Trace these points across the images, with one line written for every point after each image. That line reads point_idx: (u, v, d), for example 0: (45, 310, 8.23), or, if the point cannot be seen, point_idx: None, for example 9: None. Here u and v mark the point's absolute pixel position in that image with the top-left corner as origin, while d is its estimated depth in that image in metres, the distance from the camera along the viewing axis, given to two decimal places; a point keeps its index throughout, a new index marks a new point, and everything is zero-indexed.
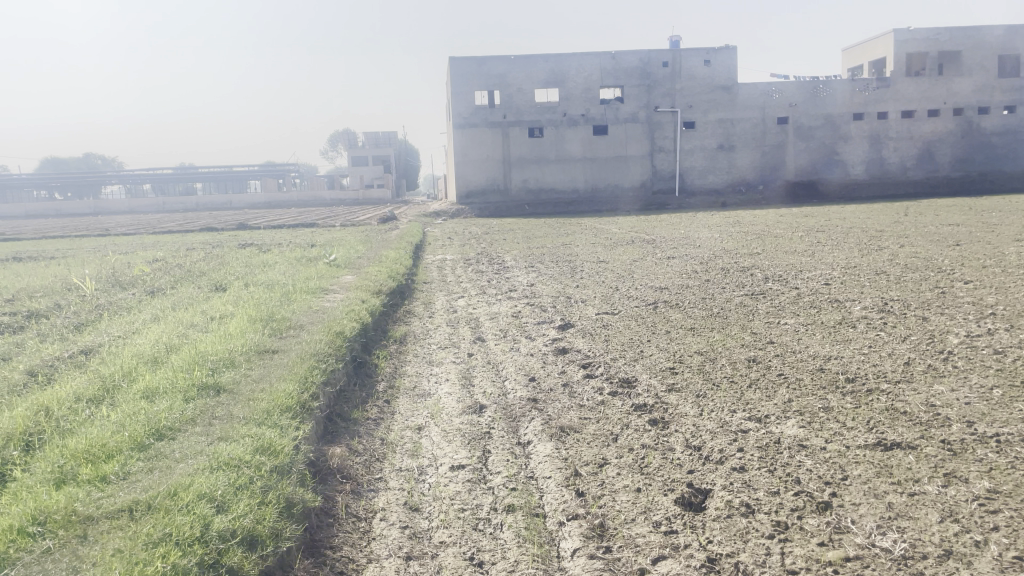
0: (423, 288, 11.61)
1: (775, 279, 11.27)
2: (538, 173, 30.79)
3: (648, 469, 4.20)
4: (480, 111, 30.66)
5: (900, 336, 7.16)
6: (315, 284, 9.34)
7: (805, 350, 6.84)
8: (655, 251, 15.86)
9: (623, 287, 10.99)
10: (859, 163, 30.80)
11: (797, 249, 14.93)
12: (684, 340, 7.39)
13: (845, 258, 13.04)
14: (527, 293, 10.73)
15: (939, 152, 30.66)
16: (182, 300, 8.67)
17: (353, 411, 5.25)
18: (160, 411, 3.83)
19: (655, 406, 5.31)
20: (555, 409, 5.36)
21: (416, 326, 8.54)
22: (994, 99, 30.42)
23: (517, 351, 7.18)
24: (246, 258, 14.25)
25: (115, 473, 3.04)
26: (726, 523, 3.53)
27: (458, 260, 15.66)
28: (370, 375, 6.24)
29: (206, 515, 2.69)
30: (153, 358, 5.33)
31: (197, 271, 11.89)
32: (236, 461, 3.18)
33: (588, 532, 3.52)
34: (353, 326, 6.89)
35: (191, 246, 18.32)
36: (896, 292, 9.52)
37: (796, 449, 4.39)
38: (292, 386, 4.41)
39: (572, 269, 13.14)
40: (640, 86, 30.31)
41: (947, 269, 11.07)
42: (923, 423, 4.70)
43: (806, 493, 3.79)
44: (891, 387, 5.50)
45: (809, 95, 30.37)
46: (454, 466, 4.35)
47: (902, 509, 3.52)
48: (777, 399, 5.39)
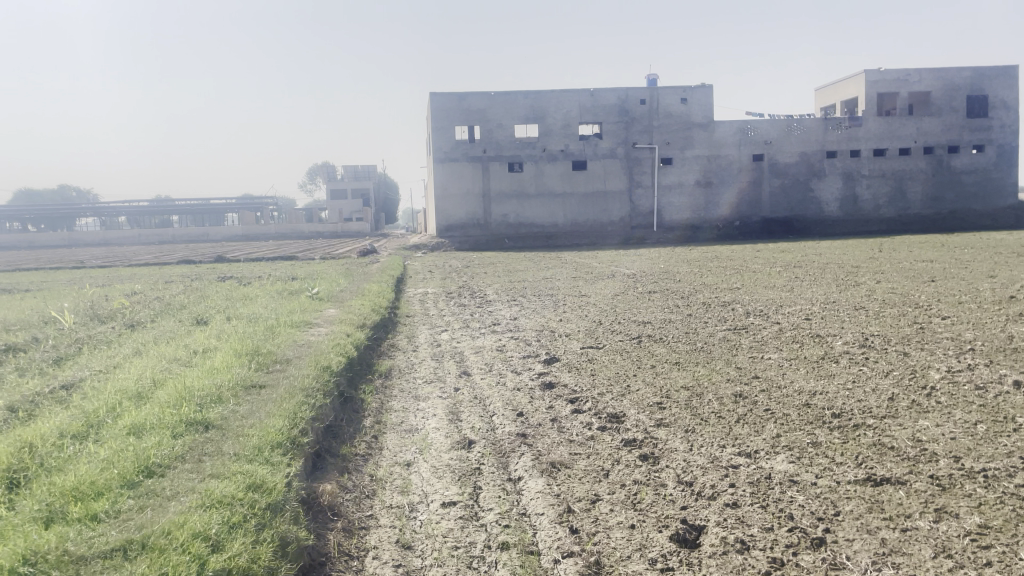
0: (405, 321, 11.58)
1: (756, 313, 11.38)
2: (518, 208, 30.96)
3: (641, 506, 4.18)
4: (460, 145, 30.83)
5: (883, 371, 7.24)
6: (298, 318, 9.28)
7: (791, 385, 6.88)
8: (635, 285, 15.96)
9: (606, 321, 11.04)
10: (834, 200, 31.32)
11: (777, 284, 15.09)
12: (670, 375, 7.42)
13: (824, 293, 13.20)
14: (511, 327, 10.74)
15: (911, 190, 31.28)
16: (163, 334, 8.56)
17: (342, 447, 5.19)
18: (149, 448, 3.76)
19: (645, 441, 5.31)
20: (544, 444, 5.34)
21: (400, 360, 8.50)
22: (963, 138, 31.17)
23: (503, 386, 7.16)
24: (227, 291, 14.13)
25: (106, 511, 2.98)
26: (722, 560, 3.53)
27: (439, 293, 15.64)
28: (356, 410, 6.19)
29: (202, 554, 2.65)
30: (137, 393, 5.24)
31: (177, 305, 11.77)
32: (230, 499, 3.13)
33: (584, 570, 3.49)
34: (339, 360, 6.84)
35: (169, 279, 18.12)
36: (876, 327, 9.64)
37: (786, 485, 4.41)
38: (281, 423, 4.36)
39: (555, 303, 13.18)
40: (618, 123, 30.71)
41: (924, 304, 11.24)
42: (910, 458, 4.74)
43: (800, 528, 3.80)
44: (877, 422, 5.54)
45: (783, 132, 30.94)
46: (445, 503, 4.31)
47: (895, 545, 3.54)
48: (766, 434, 5.41)
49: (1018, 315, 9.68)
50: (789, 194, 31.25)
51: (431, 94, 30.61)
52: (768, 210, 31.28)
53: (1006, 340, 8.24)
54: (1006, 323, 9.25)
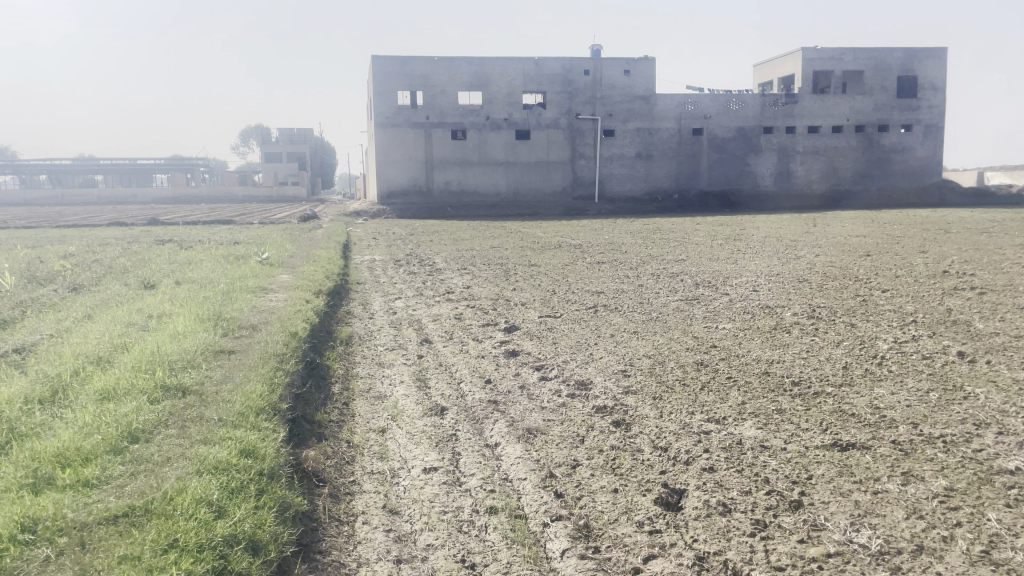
0: (357, 288, 11.42)
1: (705, 285, 11.57)
2: (461, 175, 30.70)
3: (621, 470, 4.26)
4: (403, 111, 30.35)
5: (834, 341, 7.50)
6: (253, 284, 9.06)
7: (748, 354, 7.07)
8: (583, 255, 16.06)
9: (560, 290, 11.09)
10: (770, 175, 32.03)
11: (722, 256, 15.37)
12: (630, 343, 7.54)
13: (768, 266, 13.52)
14: (465, 294, 10.74)
15: (843, 167, 32.19)
16: (111, 298, 8.27)
17: (316, 413, 5.13)
18: (128, 413, 3.65)
19: (615, 408, 5.39)
20: (517, 410, 5.36)
21: (358, 326, 8.40)
22: (893, 118, 32.18)
23: (467, 353, 7.14)
24: (169, 254, 13.69)
25: (97, 477, 2.90)
26: (707, 521, 3.62)
27: (387, 260, 15.46)
28: (323, 376, 6.11)
29: (209, 520, 2.61)
30: (101, 358, 5.08)
31: (120, 268, 11.33)
32: (225, 465, 3.10)
33: (574, 532, 3.54)
34: (303, 327, 6.74)
35: (104, 241, 17.42)
36: (822, 299, 9.93)
37: (758, 450, 4.55)
38: (261, 388, 4.30)
39: (506, 272, 13.18)
40: (562, 93, 30.69)
41: (864, 278, 11.63)
42: (870, 424, 4.95)
43: (777, 492, 3.93)
44: (836, 390, 5.77)
45: (723, 107, 31.41)
46: (426, 468, 4.30)
47: (869, 507, 3.69)
48: (731, 401, 5.56)
49: (953, 289, 10.08)
50: (728, 169, 31.81)
51: (373, 57, 29.99)
52: (706, 183, 31.79)
53: (946, 313, 8.58)
54: (943, 296, 9.62)
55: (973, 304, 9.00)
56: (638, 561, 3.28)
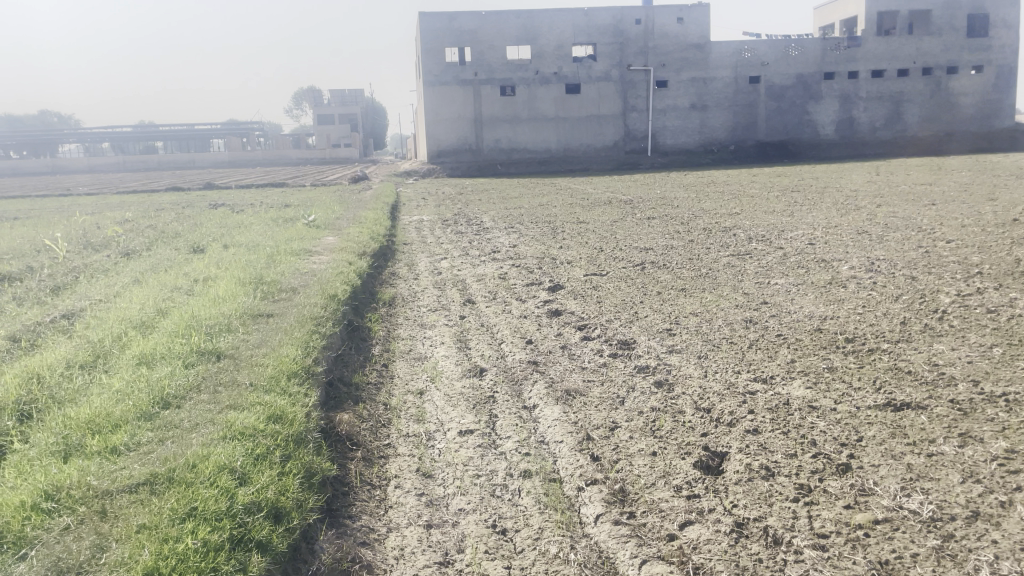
0: (404, 249, 11.40)
1: (758, 239, 11.22)
2: (510, 132, 30.36)
3: (660, 433, 4.14)
4: (451, 68, 30.06)
5: (892, 295, 7.18)
6: (298, 246, 9.10)
7: (800, 310, 6.82)
8: (633, 211, 15.75)
9: (608, 247, 10.88)
10: (830, 123, 30.89)
11: (777, 209, 14.90)
12: (677, 301, 7.34)
13: (825, 217, 13.06)
14: (511, 253, 10.62)
15: (908, 113, 30.86)
16: (160, 262, 8.40)
17: (354, 375, 5.13)
18: (161, 378, 3.67)
19: (658, 367, 5.26)
20: (557, 370, 5.27)
21: (403, 287, 8.38)
22: (962, 59, 30.69)
23: (509, 313, 7.05)
24: (220, 218, 13.88)
25: (125, 444, 2.90)
26: (748, 486, 3.49)
27: (435, 220, 15.40)
28: (365, 338, 6.10)
29: (230, 487, 2.58)
30: (143, 323, 5.14)
31: (172, 233, 11.54)
32: (251, 430, 3.08)
33: (609, 497, 3.44)
34: (344, 289, 6.72)
35: (160, 207, 17.81)
36: (881, 252, 9.52)
37: (806, 411, 4.37)
38: (294, 351, 4.29)
39: (554, 230, 13.00)
40: (613, 44, 29.97)
41: (927, 227, 11.13)
42: (928, 382, 4.72)
43: (824, 455, 3.77)
44: (892, 346, 5.52)
45: (780, 54, 30.32)
46: (461, 431, 4.25)
47: (922, 470, 3.50)
48: (780, 359, 5.38)
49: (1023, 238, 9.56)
50: (786, 118, 30.79)
51: (421, 15, 29.73)
52: (763, 133, 30.86)
53: (1013, 264, 8.13)
54: (1012, 247, 9.11)
55: None
56: (674, 528, 3.17)
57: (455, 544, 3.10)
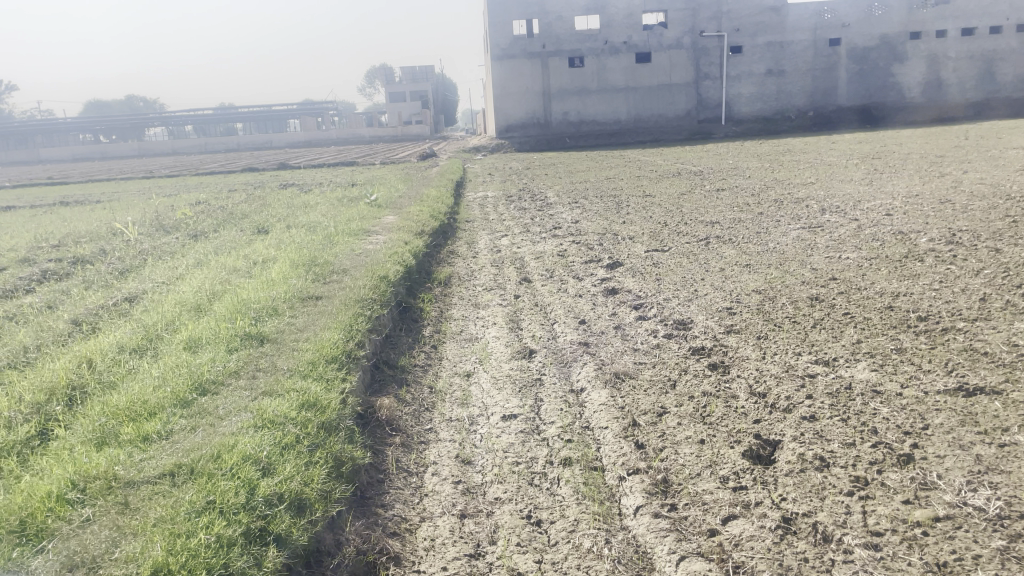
0: (465, 226, 11.35)
1: (831, 211, 10.73)
2: (579, 105, 29.94)
3: (710, 419, 3.97)
4: (519, 41, 29.77)
5: (973, 270, 6.73)
6: (357, 226, 9.15)
7: (870, 287, 6.47)
8: (702, 183, 15.32)
9: (672, 222, 10.59)
10: (916, 85, 29.37)
11: (854, 177, 14.25)
12: (739, 278, 7.07)
13: (905, 186, 12.41)
14: (573, 229, 10.43)
15: (1002, 71, 29.06)
16: (224, 244, 8.58)
17: (400, 358, 5.11)
18: (203, 362, 3.79)
19: (714, 349, 5.05)
20: (608, 352, 5.12)
21: (460, 266, 8.32)
22: None
23: (565, 292, 6.90)
24: (288, 198, 14.10)
25: (158, 432, 3.10)
26: (800, 478, 3.30)
27: (499, 196, 15.31)
28: (416, 319, 6.08)
29: (252, 479, 2.78)
30: (196, 306, 5.22)
31: (239, 214, 11.78)
32: (281, 418, 3.24)
33: (650, 488, 3.31)
34: (396, 270, 6.71)
35: (233, 188, 18.24)
36: (964, 222, 8.97)
37: (869, 396, 4.12)
38: (336, 334, 4.28)
39: (618, 205, 12.74)
40: (684, 10, 29.13)
41: (1017, 196, 10.44)
42: (1005, 364, 4.39)
43: (884, 444, 3.54)
44: (968, 325, 5.17)
45: (863, 14, 28.91)
46: (506, 416, 4.16)
47: (993, 462, 3.24)
48: (845, 340, 5.11)
49: None
50: (868, 81, 29.43)
51: None
52: (844, 99, 29.58)
53: None
54: None
55: None
56: (717, 522, 3.02)
57: (489, 534, 3.03)
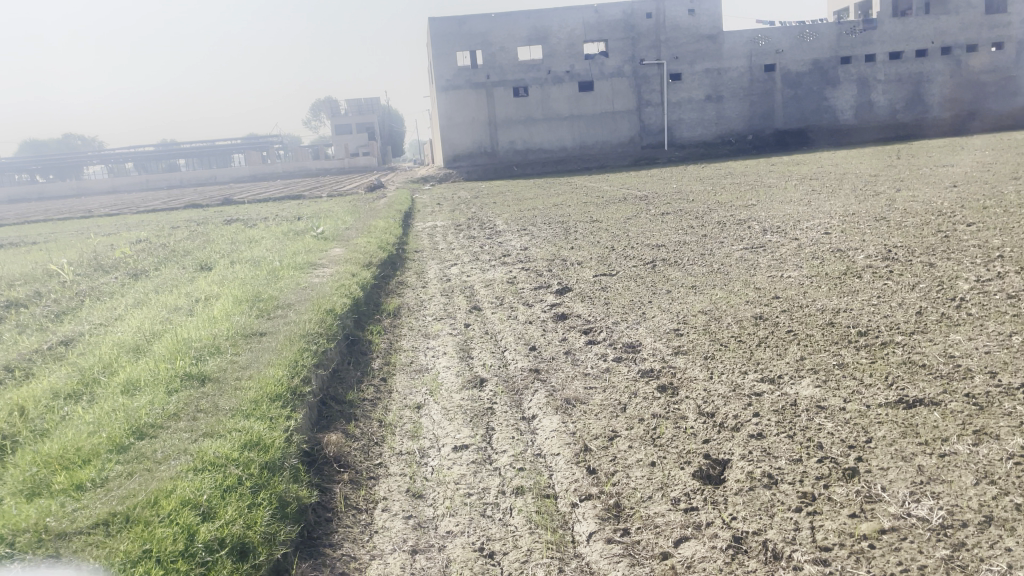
0: (413, 256, 11.31)
1: (773, 231, 10.98)
2: (525, 133, 30.17)
3: (661, 441, 3.99)
4: (463, 72, 29.98)
5: (909, 284, 6.94)
6: (302, 260, 9.03)
7: (812, 304, 6.61)
8: (647, 207, 15.53)
9: (619, 246, 10.70)
10: (849, 108, 30.35)
11: (793, 198, 14.62)
12: (685, 299, 7.16)
13: (843, 205, 12.79)
14: (522, 256, 10.47)
15: (929, 93, 30.28)
16: (165, 282, 8.39)
17: (348, 392, 5.03)
18: (141, 406, 3.68)
19: (663, 371, 5.09)
20: (558, 378, 5.11)
21: (409, 297, 8.27)
22: (982, 37, 30.14)
23: (515, 319, 6.89)
24: (232, 234, 13.87)
25: (92, 479, 3.00)
26: (749, 496, 3.32)
27: (448, 226, 15.29)
28: (364, 352, 6.01)
29: (191, 525, 2.70)
30: (135, 347, 5.07)
31: (182, 251, 11.53)
32: (223, 460, 3.15)
33: (603, 513, 3.30)
34: (344, 303, 6.64)
35: (175, 225, 17.84)
36: (899, 238, 9.26)
37: (814, 411, 4.19)
38: (280, 371, 4.21)
39: (567, 230, 12.83)
40: (624, 39, 29.73)
41: (947, 211, 10.84)
42: (943, 375, 4.52)
43: (830, 459, 3.59)
44: (906, 338, 5.32)
45: (796, 40, 29.87)
46: (457, 446, 4.12)
47: (934, 472, 3.32)
48: (789, 357, 5.20)
49: None
50: (803, 105, 30.36)
51: (430, 21, 29.72)
52: (781, 122, 30.43)
53: None
54: None
55: None
56: (668, 545, 3.03)
57: (440, 569, 2.98)
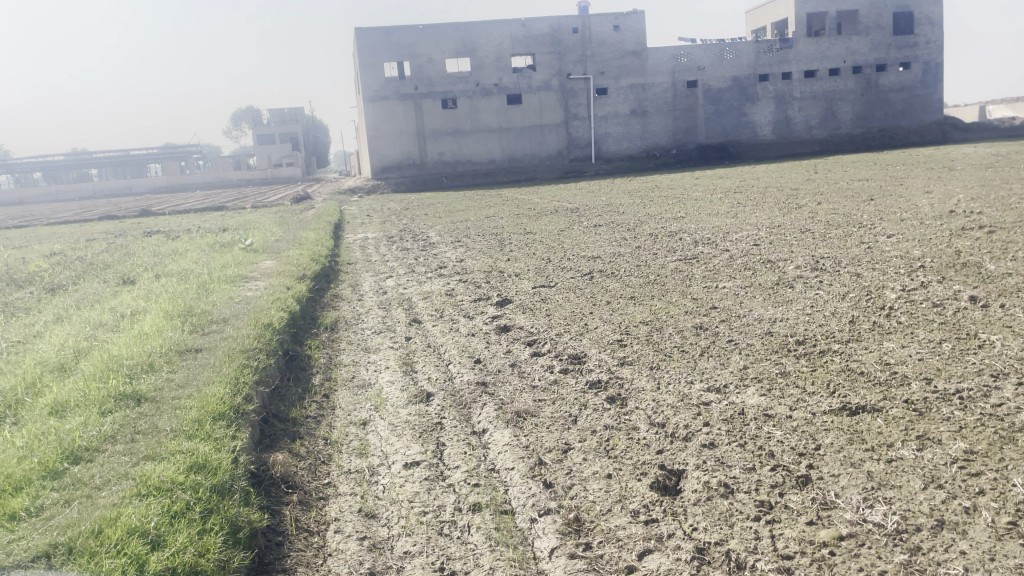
0: (347, 269, 11.10)
1: (704, 242, 11.21)
2: (454, 145, 30.04)
3: (615, 453, 3.97)
4: (391, 83, 29.71)
5: (839, 294, 7.16)
6: (233, 273, 8.74)
7: (750, 314, 6.74)
8: (579, 220, 15.68)
9: (555, 258, 10.74)
10: (768, 124, 31.39)
11: (720, 211, 14.98)
12: (626, 310, 7.21)
13: (768, 217, 13.16)
14: (458, 268, 10.39)
15: (842, 110, 31.59)
16: (86, 297, 7.98)
17: (291, 410, 4.86)
18: (73, 429, 3.47)
19: (610, 382, 5.09)
20: (506, 392, 5.05)
21: (345, 310, 8.09)
22: (889, 57, 31.64)
23: (457, 332, 6.81)
24: (154, 246, 13.35)
25: (26, 509, 2.81)
26: (707, 506, 3.33)
27: (380, 237, 15.09)
28: (303, 367, 5.83)
29: (140, 554, 2.55)
30: (60, 366, 4.80)
31: (101, 264, 11.03)
32: (169, 485, 2.99)
33: (563, 528, 3.25)
34: (281, 317, 6.45)
35: (92, 237, 17.07)
36: (825, 250, 9.57)
37: (761, 420, 4.25)
38: (222, 389, 4.03)
39: (501, 242, 12.82)
40: (551, 53, 30.06)
41: (868, 223, 11.27)
42: (881, 382, 4.65)
43: (783, 467, 3.64)
44: (843, 347, 5.46)
45: (716, 58, 30.75)
46: (407, 463, 4.01)
47: (883, 478, 3.39)
48: (732, 366, 5.27)
49: (960, 229, 9.71)
50: (724, 120, 31.23)
51: (357, 31, 29.39)
52: (704, 137, 31.24)
53: (954, 256, 8.22)
54: (951, 238, 9.23)
55: (983, 244, 8.63)
56: (633, 558, 3.01)
57: None
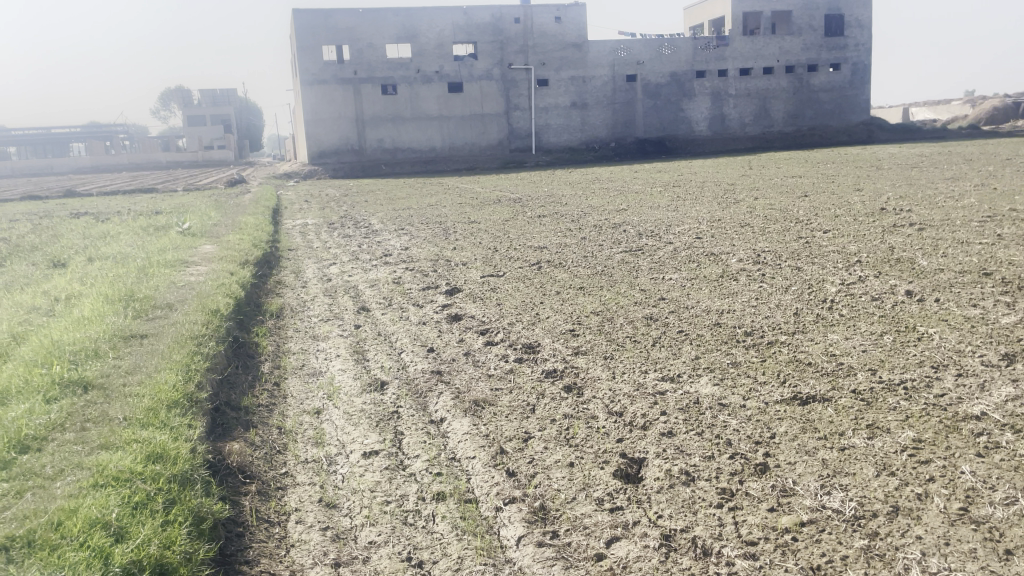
0: (288, 255, 10.84)
1: (647, 234, 11.35)
2: (393, 132, 29.62)
3: (575, 441, 3.98)
4: (330, 66, 29.12)
5: (782, 287, 7.33)
6: (171, 257, 8.44)
7: (697, 305, 6.85)
8: (522, 210, 15.67)
9: (501, 247, 10.72)
10: (704, 119, 31.95)
11: (660, 204, 15.19)
12: (576, 300, 7.25)
13: (708, 211, 13.42)
14: (403, 256, 10.28)
15: (774, 108, 32.37)
16: (14, 280, 7.60)
17: (243, 399, 4.74)
18: (18, 417, 3.35)
19: (566, 371, 5.11)
20: (462, 380, 5.03)
21: (290, 297, 7.91)
22: (821, 57, 32.54)
23: (407, 320, 6.74)
24: (83, 229, 12.79)
25: None
26: (670, 494, 3.38)
27: (320, 224, 14.80)
28: (251, 355, 5.69)
29: (104, 547, 2.47)
30: None
31: (27, 246, 10.52)
32: (127, 475, 2.91)
33: (530, 517, 3.25)
34: (227, 303, 6.28)
35: (14, 218, 16.29)
36: (765, 244, 9.80)
37: (717, 409, 4.32)
38: (173, 375, 3.92)
39: (445, 231, 12.74)
40: (493, 43, 29.97)
41: (804, 219, 11.60)
42: (829, 372, 4.79)
43: (740, 455, 3.71)
44: (790, 338, 5.60)
45: (655, 53, 31.19)
46: (366, 453, 3.95)
47: (838, 465, 3.49)
48: (684, 356, 5.35)
49: (892, 226, 10.06)
50: (662, 114, 31.65)
51: (295, 12, 28.73)
52: (642, 131, 31.60)
53: (888, 252, 8.51)
54: (884, 234, 9.56)
55: (913, 241, 8.95)
56: (601, 545, 3.02)
57: None
